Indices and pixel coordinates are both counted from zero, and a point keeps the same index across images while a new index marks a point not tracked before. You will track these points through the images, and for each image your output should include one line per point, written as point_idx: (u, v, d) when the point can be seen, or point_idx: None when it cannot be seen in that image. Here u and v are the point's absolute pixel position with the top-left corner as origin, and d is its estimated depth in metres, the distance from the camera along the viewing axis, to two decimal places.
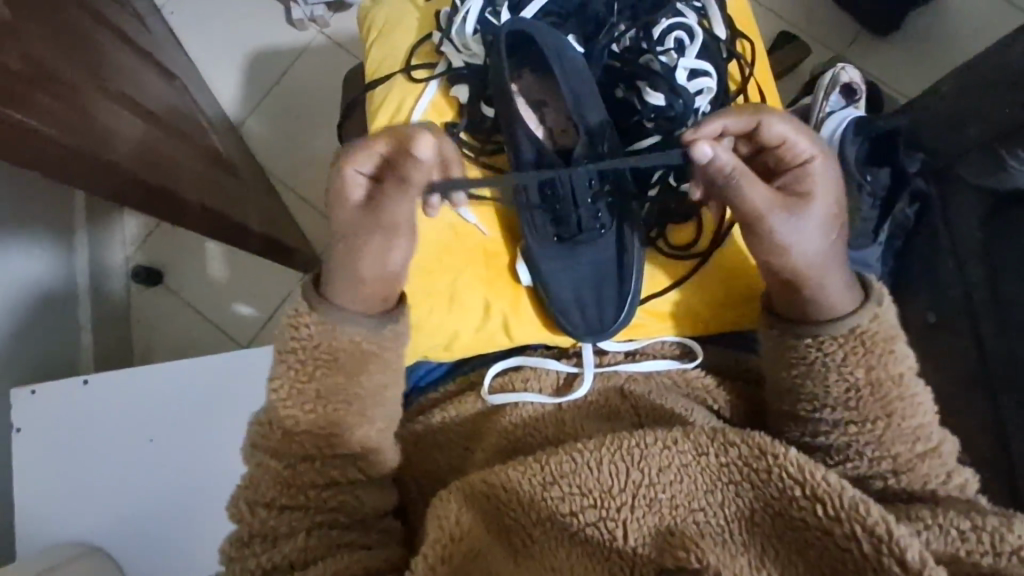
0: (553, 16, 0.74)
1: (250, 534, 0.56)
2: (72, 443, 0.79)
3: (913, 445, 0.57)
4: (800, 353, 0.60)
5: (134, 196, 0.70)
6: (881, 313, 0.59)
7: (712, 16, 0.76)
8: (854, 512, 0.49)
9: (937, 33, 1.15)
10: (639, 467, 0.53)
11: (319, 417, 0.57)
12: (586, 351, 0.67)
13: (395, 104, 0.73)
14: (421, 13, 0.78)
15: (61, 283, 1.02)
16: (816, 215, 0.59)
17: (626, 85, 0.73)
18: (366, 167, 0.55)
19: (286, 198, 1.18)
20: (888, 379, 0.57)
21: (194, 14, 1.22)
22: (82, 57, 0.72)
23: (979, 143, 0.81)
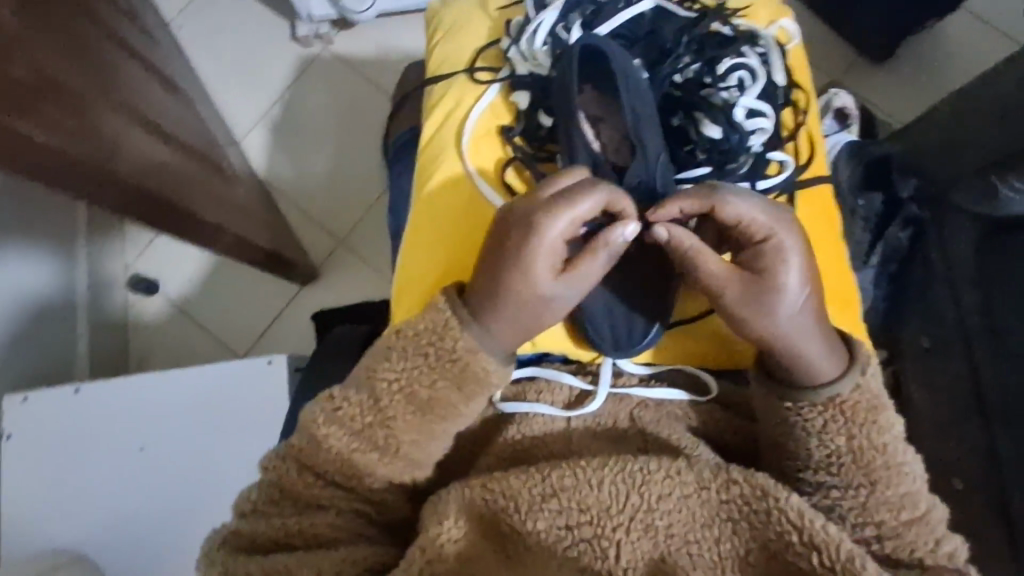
0: (621, 38, 0.71)
1: (282, 493, 0.57)
2: (64, 451, 0.79)
3: (899, 512, 0.54)
4: (783, 417, 0.57)
5: (134, 205, 0.71)
6: (863, 382, 0.56)
7: (774, 64, 0.71)
8: (849, 563, 0.48)
9: (931, 63, 1.17)
10: (640, 492, 0.52)
11: (370, 423, 0.55)
12: (605, 367, 0.61)
13: (453, 104, 0.72)
14: (493, 23, 0.76)
15: (58, 291, 1.03)
16: (775, 297, 0.55)
17: (683, 113, 0.68)
18: (563, 232, 0.54)
19: (284, 207, 1.19)
20: (871, 448, 0.55)
21: (204, 28, 1.25)
22: (89, 66, 0.73)
23: (975, 168, 0.82)
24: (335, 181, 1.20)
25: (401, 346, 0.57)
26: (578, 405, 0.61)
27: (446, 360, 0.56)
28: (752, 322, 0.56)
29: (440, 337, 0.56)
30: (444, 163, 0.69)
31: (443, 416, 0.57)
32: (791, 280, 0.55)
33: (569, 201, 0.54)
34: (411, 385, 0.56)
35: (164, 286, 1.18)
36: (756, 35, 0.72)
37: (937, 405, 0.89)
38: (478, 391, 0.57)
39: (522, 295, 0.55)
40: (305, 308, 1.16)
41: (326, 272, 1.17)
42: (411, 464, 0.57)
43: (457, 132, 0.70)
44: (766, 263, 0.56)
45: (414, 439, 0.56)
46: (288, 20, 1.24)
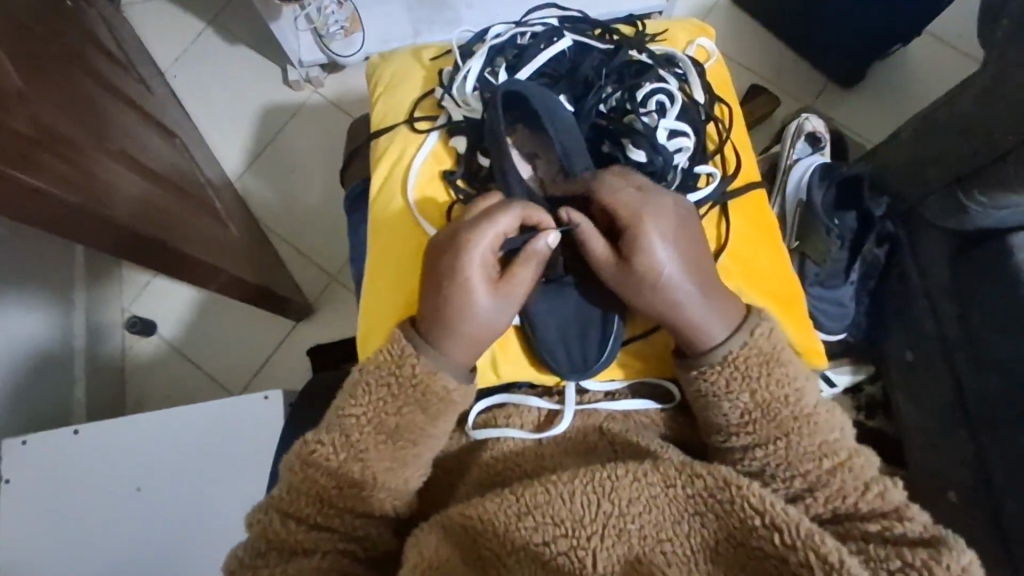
0: (547, 77, 0.70)
1: (267, 544, 0.56)
2: (62, 492, 0.79)
3: (821, 461, 0.55)
4: (694, 387, 0.59)
5: (131, 247, 0.74)
6: (752, 340, 0.58)
7: (692, 84, 0.72)
8: (809, 541, 0.47)
9: (896, 84, 1.22)
10: (610, 498, 0.50)
11: (345, 459, 0.57)
12: (570, 389, 0.61)
13: (396, 153, 0.72)
14: (427, 71, 0.77)
15: (57, 336, 1.05)
16: (646, 276, 0.56)
17: (611, 141, 0.67)
18: (486, 249, 0.57)
19: (279, 247, 1.21)
20: (776, 400, 0.57)
21: (196, 76, 1.29)
22: (85, 117, 0.76)
23: (940, 186, 0.85)
24: (325, 216, 1.23)
25: (363, 381, 0.59)
26: (549, 427, 0.61)
27: (406, 385, 0.58)
28: (636, 298, 0.58)
29: (398, 365, 0.58)
30: (392, 216, 0.69)
31: (414, 440, 0.58)
32: (664, 257, 0.56)
33: (486, 222, 0.57)
34: (378, 415, 0.58)
35: (160, 327, 1.20)
36: (673, 58, 0.73)
37: (925, 417, 0.91)
38: (441, 409, 0.59)
39: (461, 313, 0.57)
40: (302, 343, 1.17)
41: (320, 309, 1.19)
42: (394, 493, 0.58)
43: (402, 179, 0.70)
44: (631, 243, 0.57)
45: (388, 468, 0.57)
46: (279, 66, 1.29)
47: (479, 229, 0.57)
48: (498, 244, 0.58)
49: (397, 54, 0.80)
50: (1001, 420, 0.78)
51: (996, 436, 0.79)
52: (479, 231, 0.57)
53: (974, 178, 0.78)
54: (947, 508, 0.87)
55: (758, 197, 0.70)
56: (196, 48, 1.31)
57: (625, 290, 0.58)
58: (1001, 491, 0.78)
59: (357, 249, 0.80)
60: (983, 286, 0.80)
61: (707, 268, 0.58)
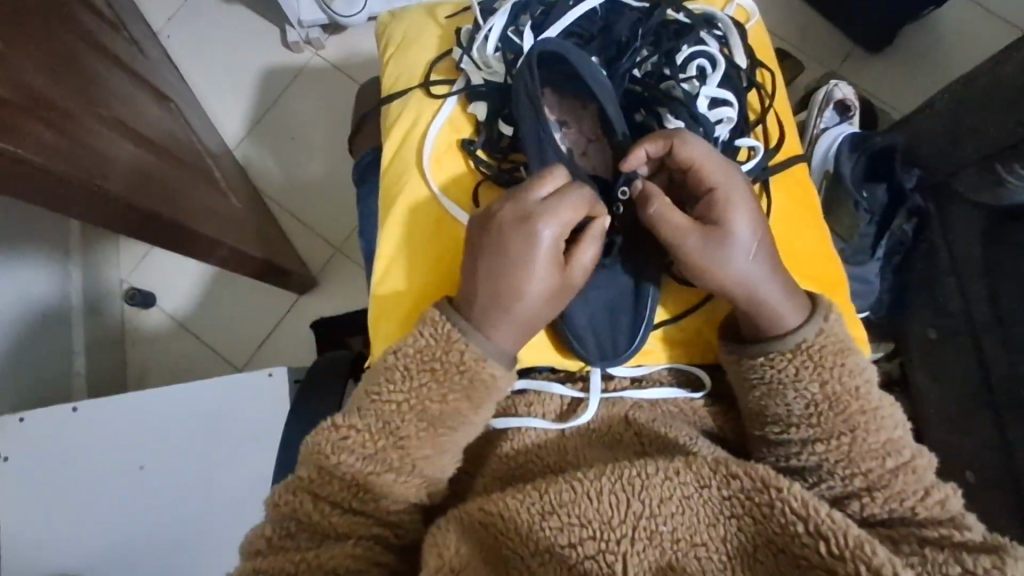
0: (575, 37, 0.65)
1: (298, 525, 0.54)
2: (64, 469, 0.77)
3: (884, 460, 0.53)
4: (756, 373, 0.55)
5: (127, 220, 0.70)
6: (827, 327, 0.55)
7: (734, 47, 0.66)
8: (858, 551, 0.44)
9: (927, 51, 1.16)
10: (640, 498, 0.48)
11: (383, 446, 0.54)
12: (593, 375, 0.58)
13: (411, 119, 0.67)
14: (443, 32, 0.72)
15: (54, 309, 1.02)
16: (733, 242, 0.54)
17: (646, 109, 0.63)
18: (551, 237, 0.54)
19: (281, 218, 1.17)
20: (845, 393, 0.54)
21: (192, 35, 1.23)
22: (74, 81, 0.71)
23: (975, 159, 0.80)
24: (329, 186, 1.18)
25: (402, 365, 0.55)
26: (572, 417, 0.58)
27: (453, 371, 0.55)
28: (712, 268, 0.54)
29: (444, 351, 0.55)
30: (406, 188, 0.65)
31: (454, 426, 0.55)
32: (748, 224, 0.54)
33: (553, 208, 0.54)
34: (420, 401, 0.55)
35: (161, 299, 1.17)
36: (712, 17, 0.68)
37: (949, 398, 0.89)
38: (486, 397, 0.56)
39: (524, 304, 0.54)
40: (307, 316, 1.15)
41: (323, 281, 1.15)
42: (426, 482, 0.55)
43: (417, 149, 0.66)
44: (718, 212, 0.54)
45: (428, 455, 0.55)
46: (278, 26, 1.23)
47: (545, 216, 0.53)
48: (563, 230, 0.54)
49: (410, 11, 0.75)
50: None
51: None
52: (546, 219, 0.53)
53: (1016, 151, 0.74)
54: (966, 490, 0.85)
55: (801, 171, 0.67)
56: (191, 6, 1.24)
57: (699, 259, 0.54)
58: None
59: (365, 222, 0.76)
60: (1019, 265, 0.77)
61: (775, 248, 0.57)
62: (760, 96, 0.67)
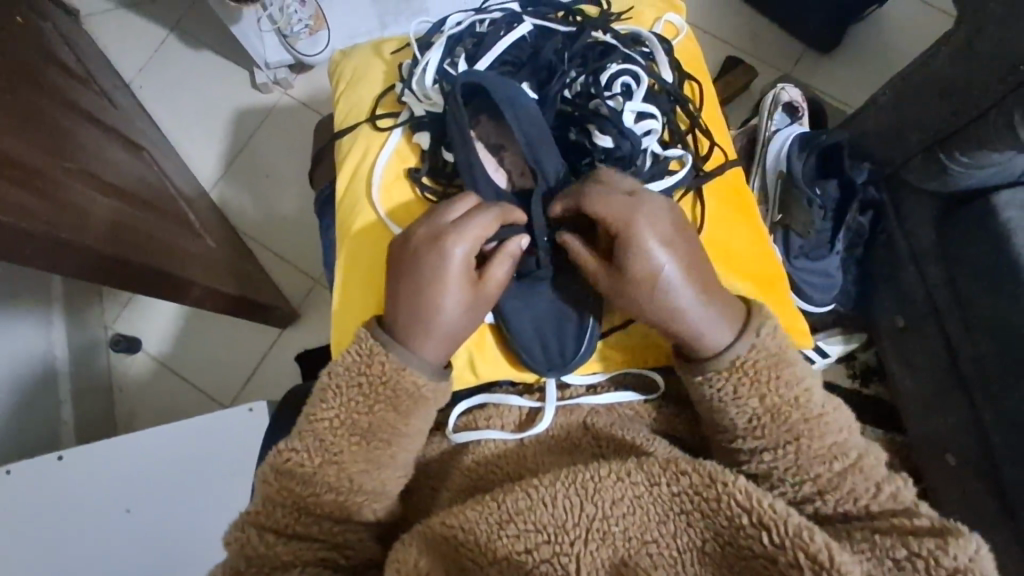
0: (508, 66, 0.68)
1: (247, 563, 0.54)
2: (52, 520, 0.78)
3: (832, 463, 0.53)
4: (698, 392, 0.57)
5: (100, 269, 0.72)
6: (759, 342, 0.56)
7: (660, 63, 0.69)
8: (799, 539, 0.46)
9: (874, 47, 1.20)
10: (593, 501, 0.49)
11: (321, 464, 0.56)
12: (549, 385, 0.60)
13: (359, 153, 0.70)
14: (388, 67, 0.75)
15: (40, 359, 1.04)
16: (647, 286, 0.55)
17: (577, 127, 0.65)
18: (464, 254, 0.57)
19: (259, 254, 1.20)
20: (786, 403, 0.55)
21: (163, 84, 1.27)
22: (43, 139, 0.74)
23: (918, 149, 0.84)
24: (303, 221, 1.21)
25: (334, 384, 0.57)
26: (530, 426, 0.60)
27: (377, 384, 0.56)
28: (633, 307, 0.56)
29: (367, 364, 0.57)
30: (359, 216, 0.67)
31: (389, 440, 0.57)
32: (662, 263, 0.54)
33: (463, 225, 0.57)
34: (349, 416, 0.57)
35: (145, 343, 1.18)
36: (639, 36, 0.71)
37: (920, 383, 0.90)
38: (413, 407, 0.57)
39: (437, 317, 0.56)
40: (289, 349, 1.16)
41: (304, 313, 1.17)
42: (371, 496, 0.56)
43: (366, 182, 0.68)
44: (627, 256, 0.54)
45: (364, 469, 0.56)
46: (246, 69, 1.26)
47: (456, 233, 0.56)
48: (476, 246, 0.57)
49: (359, 48, 0.78)
50: (991, 380, 0.77)
51: (992, 400, 0.78)
52: (457, 236, 0.56)
53: (955, 138, 0.77)
54: (946, 473, 0.87)
55: (736, 176, 0.70)
56: (160, 56, 1.28)
57: (619, 300, 0.57)
58: (1001, 455, 0.77)
59: (330, 253, 0.78)
60: (969, 249, 0.79)
61: (703, 264, 0.57)
62: (686, 111, 0.68)
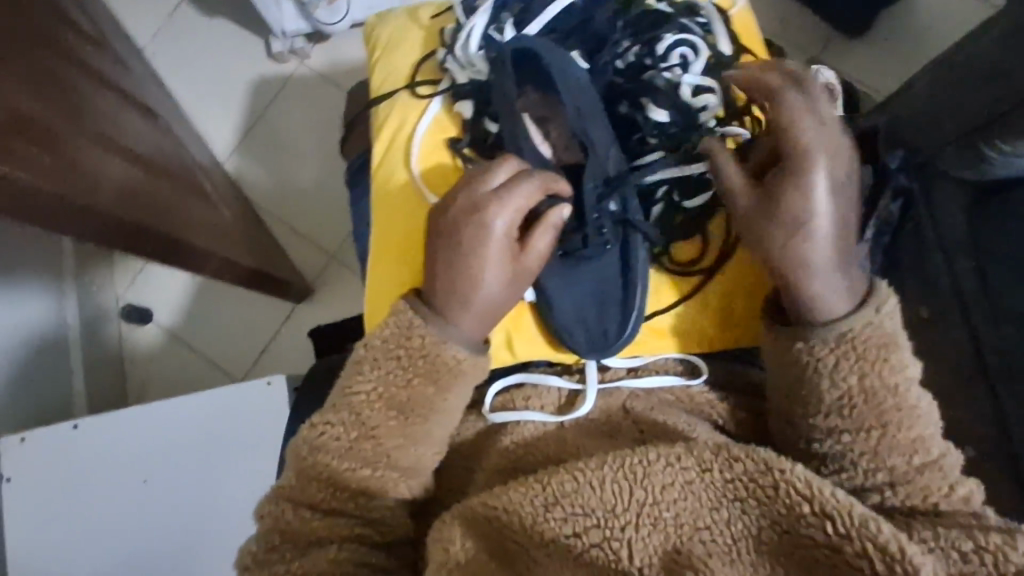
0: (556, 34, 0.67)
1: (280, 537, 0.54)
2: (67, 491, 0.78)
3: (911, 457, 0.53)
4: (794, 356, 0.56)
5: (118, 237, 0.70)
6: (875, 320, 0.54)
7: (717, 34, 0.68)
8: (864, 529, 0.45)
9: (905, 33, 1.17)
10: (643, 484, 0.49)
11: (356, 438, 0.55)
12: (589, 367, 0.60)
13: (397, 123, 0.69)
14: (426, 33, 0.74)
15: (52, 329, 1.02)
16: (792, 221, 0.55)
17: (629, 100, 0.65)
18: (503, 226, 0.56)
19: (276, 229, 1.18)
20: (882, 388, 0.53)
21: (177, 51, 1.24)
22: (60, 101, 0.72)
23: (956, 136, 0.81)
24: (320, 195, 1.18)
25: (370, 357, 0.57)
26: (570, 409, 0.59)
27: (415, 358, 0.56)
28: (763, 245, 0.57)
29: (405, 337, 0.56)
30: (396, 186, 0.67)
31: (424, 416, 0.56)
32: (811, 206, 0.54)
33: (502, 197, 0.55)
34: (387, 389, 0.56)
35: (157, 315, 1.17)
36: (695, 5, 0.69)
37: None
38: (451, 381, 0.56)
39: (479, 291, 0.56)
40: (303, 325, 1.15)
41: (320, 288, 1.16)
42: (405, 474, 0.56)
43: (405, 151, 0.67)
44: (789, 187, 0.55)
45: (399, 444, 0.55)
46: (261, 38, 1.23)
47: (495, 205, 0.55)
48: (517, 218, 0.56)
49: (395, 14, 0.77)
50: (1019, 373, 0.76)
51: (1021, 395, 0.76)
52: (496, 208, 0.55)
53: (997, 125, 0.75)
54: None
55: None
56: (174, 22, 1.25)
57: (754, 235, 0.57)
58: None
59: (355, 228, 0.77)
60: None
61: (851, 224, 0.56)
62: (741, 86, 0.66)
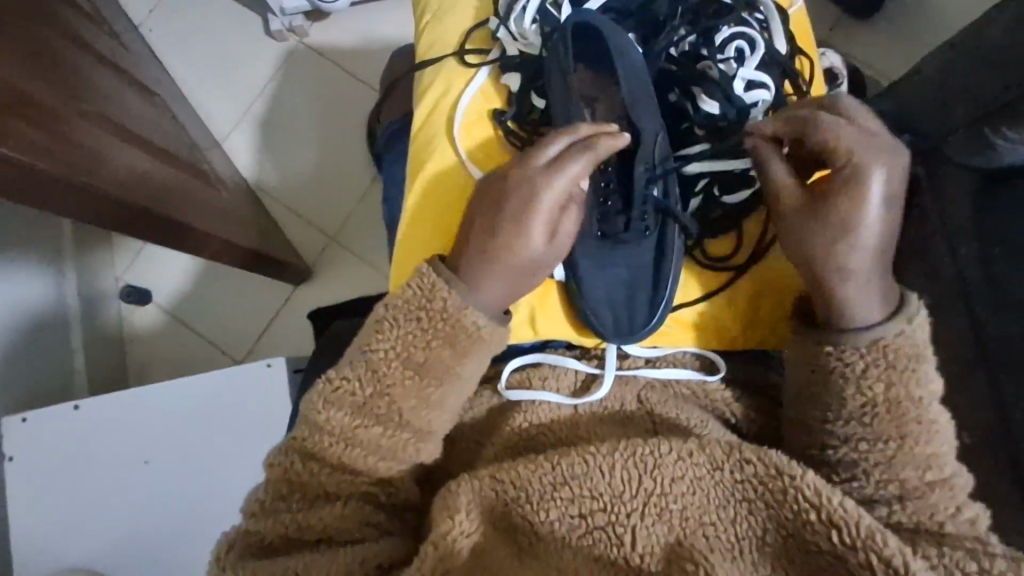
0: (614, 12, 0.67)
1: (290, 487, 0.54)
2: (70, 468, 0.78)
3: (924, 472, 0.52)
4: (821, 361, 0.55)
5: (116, 218, 0.70)
6: (908, 330, 0.53)
7: (775, 31, 0.67)
8: (870, 541, 0.45)
9: (917, 17, 1.15)
10: (652, 475, 0.49)
11: (371, 395, 0.54)
12: (610, 351, 0.59)
13: (442, 89, 0.69)
14: (480, 3, 0.73)
15: (51, 307, 1.02)
16: (841, 221, 0.54)
17: (680, 88, 0.66)
18: (553, 199, 0.56)
19: (274, 208, 1.17)
20: (908, 400, 0.52)
21: (175, 28, 1.22)
22: (56, 77, 0.71)
23: (964, 122, 0.79)
24: (321, 177, 1.18)
25: (391, 315, 0.55)
26: (587, 393, 0.59)
27: (436, 320, 0.55)
28: (802, 242, 0.56)
29: (428, 299, 0.55)
30: (434, 150, 0.67)
31: (439, 380, 0.55)
32: (870, 209, 0.54)
33: (557, 170, 0.56)
34: (406, 349, 0.55)
35: (157, 295, 1.17)
36: None
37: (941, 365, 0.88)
38: (470, 347, 0.55)
39: (519, 263, 0.56)
40: (302, 306, 1.15)
41: (319, 271, 1.16)
42: (417, 437, 0.55)
43: (447, 117, 0.68)
44: (841, 190, 0.55)
45: (414, 406, 0.54)
46: (259, 15, 1.22)
47: (549, 178, 0.56)
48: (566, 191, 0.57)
49: None
50: (1017, 361, 0.75)
51: (1020, 384, 0.75)
52: (549, 180, 0.56)
53: (1006, 112, 0.74)
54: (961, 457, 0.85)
55: None
56: None
57: (797, 232, 0.56)
58: None
59: None
60: None
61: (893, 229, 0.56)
62: (794, 85, 0.66)
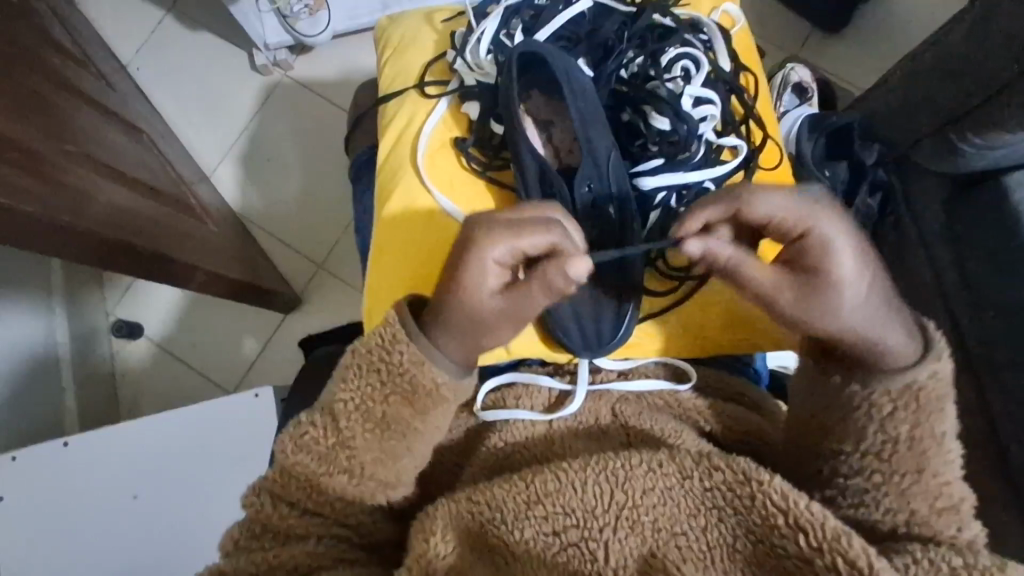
0: (564, 40, 0.69)
1: (263, 526, 0.55)
2: (58, 506, 0.78)
3: (934, 501, 0.50)
4: (852, 401, 0.52)
5: (102, 254, 0.70)
6: (940, 369, 0.50)
7: (718, 49, 0.70)
8: (836, 543, 0.45)
9: (883, 28, 1.18)
10: (623, 488, 0.49)
11: (332, 446, 0.54)
12: (582, 367, 0.61)
13: (405, 119, 0.71)
14: (440, 36, 0.76)
15: (40, 346, 1.02)
16: (832, 294, 0.50)
17: (632, 109, 0.67)
18: (500, 257, 0.51)
19: (259, 237, 1.19)
20: (929, 436, 0.50)
21: (162, 66, 1.25)
22: (40, 120, 0.72)
23: (932, 129, 0.81)
24: (307, 204, 1.19)
25: (354, 363, 0.55)
26: (560, 407, 0.60)
27: (394, 373, 0.54)
28: (814, 323, 0.51)
29: (387, 351, 0.54)
30: (400, 177, 0.69)
31: (402, 433, 0.54)
32: (851, 270, 0.50)
33: (513, 228, 0.51)
34: (366, 401, 0.54)
35: (147, 329, 1.18)
36: (698, 22, 0.71)
37: None
38: (430, 405, 0.55)
39: (460, 315, 0.52)
40: (292, 334, 1.16)
41: (308, 300, 1.16)
42: (384, 485, 0.55)
43: (411, 146, 0.70)
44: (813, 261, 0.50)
45: (376, 459, 0.54)
46: (244, 50, 1.24)
47: (500, 233, 0.51)
48: (517, 254, 0.51)
49: (407, 16, 0.79)
50: (999, 364, 0.75)
51: (1000, 384, 0.75)
52: (499, 236, 0.50)
53: (968, 119, 0.75)
54: None
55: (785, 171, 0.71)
56: (158, 37, 1.26)
57: (799, 315, 0.52)
58: (1009, 440, 0.74)
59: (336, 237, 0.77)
60: (979, 230, 0.78)
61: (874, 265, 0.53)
62: (741, 99, 0.69)
